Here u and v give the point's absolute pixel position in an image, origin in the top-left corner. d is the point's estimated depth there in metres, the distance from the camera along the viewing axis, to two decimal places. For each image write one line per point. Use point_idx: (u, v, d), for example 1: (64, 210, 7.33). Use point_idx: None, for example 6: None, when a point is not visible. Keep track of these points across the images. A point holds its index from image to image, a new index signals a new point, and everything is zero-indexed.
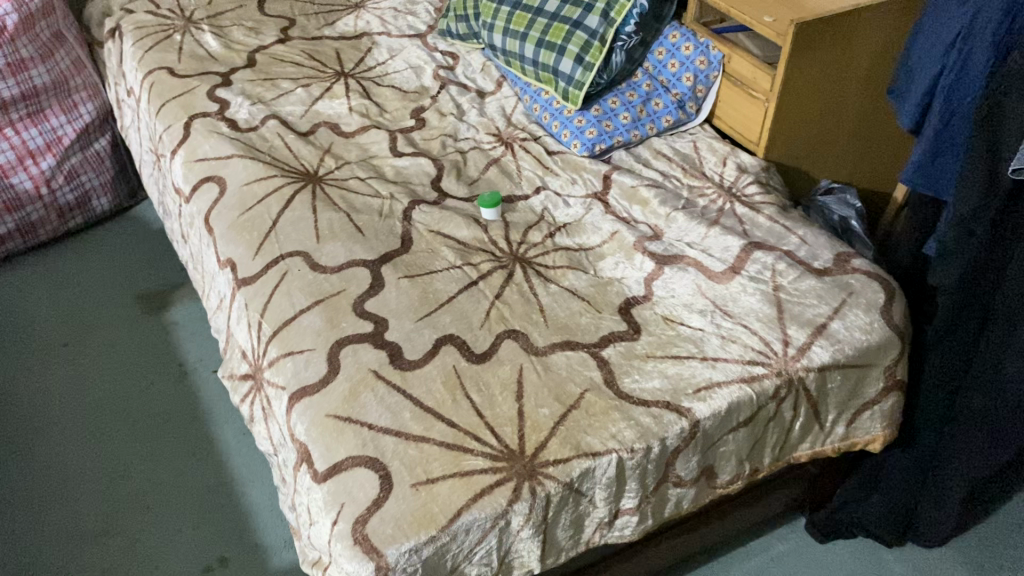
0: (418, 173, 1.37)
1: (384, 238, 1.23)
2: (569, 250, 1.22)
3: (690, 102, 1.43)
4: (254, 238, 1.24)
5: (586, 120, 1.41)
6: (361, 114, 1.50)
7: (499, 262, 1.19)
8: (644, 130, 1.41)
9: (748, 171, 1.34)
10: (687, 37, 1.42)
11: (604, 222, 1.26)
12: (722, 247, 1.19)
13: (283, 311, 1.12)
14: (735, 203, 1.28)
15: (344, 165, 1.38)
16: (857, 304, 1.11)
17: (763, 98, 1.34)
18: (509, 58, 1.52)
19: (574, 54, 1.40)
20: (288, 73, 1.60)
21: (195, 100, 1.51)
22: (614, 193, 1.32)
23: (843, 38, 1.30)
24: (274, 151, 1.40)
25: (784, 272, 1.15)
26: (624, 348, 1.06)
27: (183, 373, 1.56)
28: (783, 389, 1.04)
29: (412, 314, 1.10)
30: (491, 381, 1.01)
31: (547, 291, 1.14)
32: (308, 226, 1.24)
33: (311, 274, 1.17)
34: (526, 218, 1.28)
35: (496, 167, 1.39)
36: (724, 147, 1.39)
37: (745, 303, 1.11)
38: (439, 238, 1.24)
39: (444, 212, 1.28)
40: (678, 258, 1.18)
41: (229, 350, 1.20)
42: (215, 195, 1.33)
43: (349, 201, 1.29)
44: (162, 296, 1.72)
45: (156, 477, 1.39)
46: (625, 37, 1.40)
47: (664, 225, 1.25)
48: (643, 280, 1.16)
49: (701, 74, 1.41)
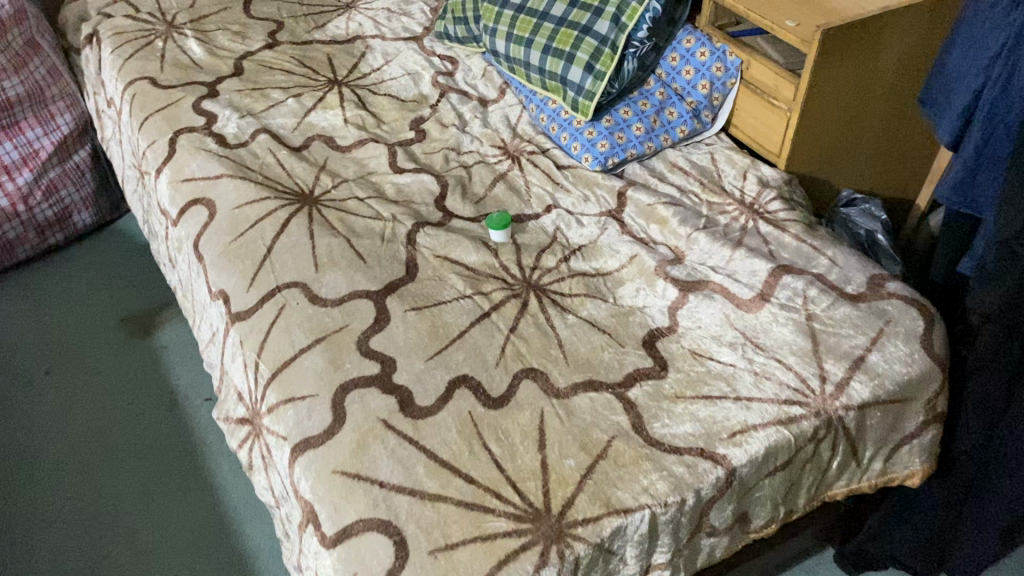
0: (421, 191, 1.29)
1: (388, 265, 1.15)
2: (585, 276, 1.14)
3: (706, 111, 1.35)
4: (247, 267, 1.15)
5: (597, 132, 1.33)
6: (357, 126, 1.41)
7: (512, 291, 1.12)
8: (659, 142, 1.33)
9: (770, 185, 1.27)
10: (703, 42, 1.34)
11: (621, 243, 1.18)
12: (749, 271, 1.12)
13: (282, 350, 1.04)
14: (758, 220, 1.21)
15: (341, 183, 1.29)
16: (895, 333, 1.04)
17: (784, 108, 1.26)
18: (512, 64, 1.44)
19: (584, 62, 1.32)
20: (277, 82, 1.51)
21: (180, 113, 1.42)
22: (630, 211, 1.24)
23: (871, 44, 1.22)
24: (266, 169, 1.31)
25: (817, 298, 1.08)
26: (651, 387, 0.98)
27: (173, 402, 1.48)
28: (821, 430, 0.97)
29: (421, 352, 1.02)
30: (510, 429, 0.93)
31: (565, 322, 1.07)
32: (306, 254, 1.16)
33: (311, 307, 1.08)
34: (538, 240, 1.20)
35: (503, 183, 1.31)
36: (744, 158, 1.31)
37: (777, 334, 1.04)
38: (446, 264, 1.16)
39: (450, 235, 1.20)
40: (703, 284, 1.11)
41: (224, 390, 1.12)
42: (204, 219, 1.25)
43: (348, 224, 1.21)
44: (149, 318, 1.63)
45: (148, 516, 1.31)
46: (637, 44, 1.32)
47: (685, 246, 1.18)
48: (666, 309, 1.09)
49: (718, 81, 1.33)
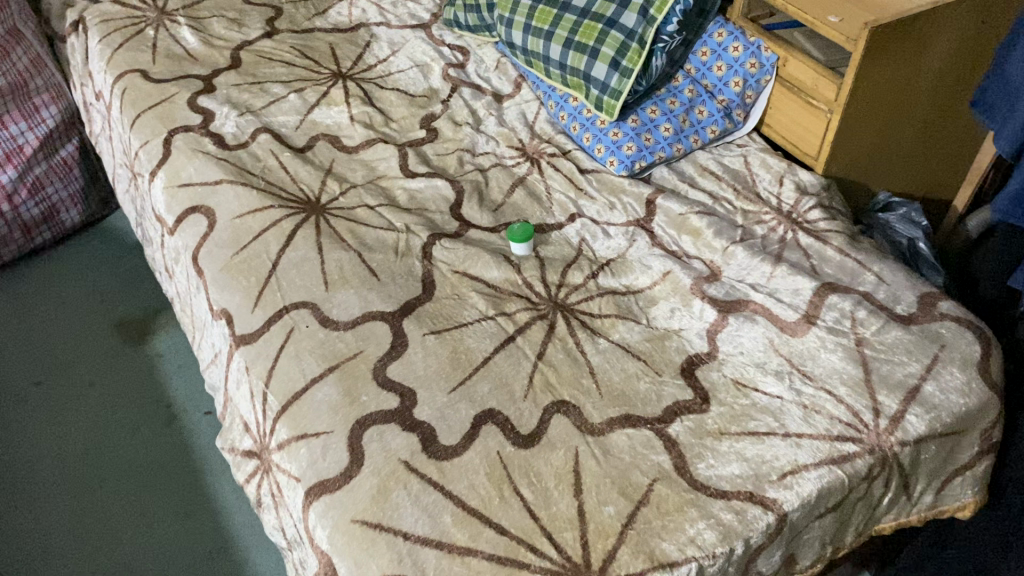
0: (435, 198, 1.21)
1: (403, 283, 1.07)
2: (614, 294, 1.07)
3: (738, 109, 1.27)
4: (252, 285, 1.07)
5: (623, 133, 1.24)
6: (364, 124, 1.33)
7: (537, 311, 1.04)
8: (688, 143, 1.25)
9: (808, 192, 1.19)
10: (735, 36, 1.26)
11: (652, 258, 1.11)
12: (792, 290, 1.05)
13: (291, 379, 0.97)
14: (797, 231, 1.13)
15: (349, 189, 1.21)
16: (950, 360, 0.97)
17: (824, 109, 1.18)
18: (530, 57, 1.34)
19: (609, 58, 1.23)
20: (277, 75, 1.41)
21: (175, 111, 1.33)
22: (659, 220, 1.16)
23: (921, 41, 1.14)
24: (269, 173, 1.23)
25: (866, 320, 1.00)
26: (693, 423, 0.91)
27: (172, 418, 1.40)
28: (875, 468, 0.90)
29: (443, 383, 0.95)
30: (543, 471, 0.86)
31: (596, 347, 0.99)
32: (314, 270, 1.08)
33: (322, 331, 1.01)
34: (562, 254, 1.13)
35: (523, 188, 1.23)
36: (779, 162, 1.23)
37: (825, 361, 0.97)
38: (466, 281, 1.08)
39: (469, 248, 1.12)
40: (742, 305, 1.04)
41: (228, 418, 1.05)
42: (203, 230, 1.16)
43: (359, 236, 1.13)
44: (143, 324, 1.55)
45: (147, 542, 1.23)
46: (666, 38, 1.23)
47: (721, 260, 1.10)
48: (705, 332, 1.01)
49: (751, 79, 1.25)
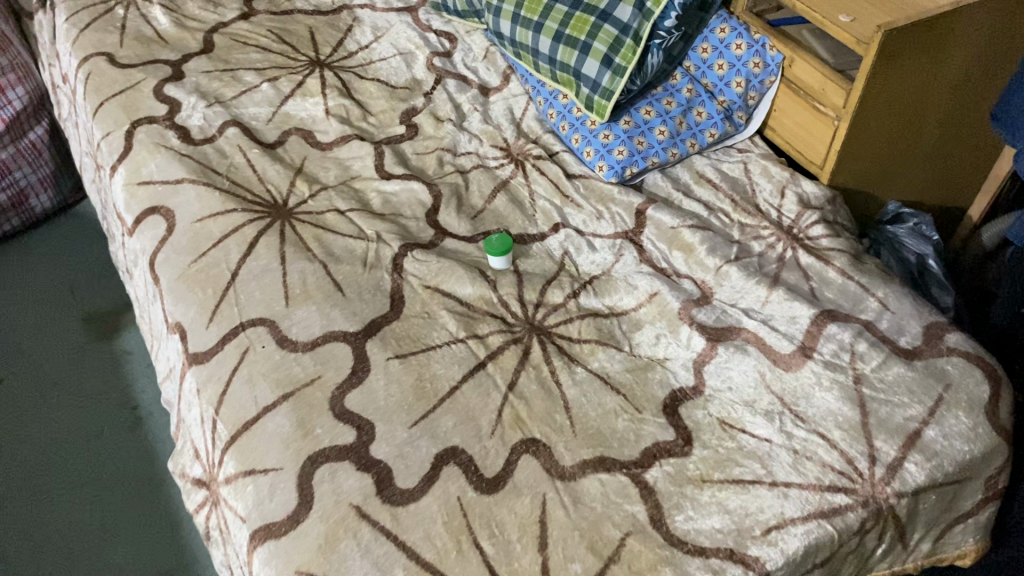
0: (410, 202, 1.13)
1: (370, 299, 1.00)
2: (596, 316, 0.99)
3: (739, 111, 1.18)
4: (208, 297, 1.00)
5: (614, 136, 1.16)
6: (340, 119, 1.24)
7: (511, 334, 0.97)
8: (684, 148, 1.16)
9: (811, 205, 1.11)
10: (739, 33, 1.16)
11: (639, 276, 1.03)
12: (788, 317, 0.97)
13: (243, 407, 0.90)
14: (798, 249, 1.05)
15: (319, 191, 1.13)
16: (955, 402, 0.89)
17: (832, 115, 1.09)
18: (518, 49, 1.25)
19: (601, 54, 1.14)
20: (251, 61, 1.33)
21: (140, 100, 1.25)
22: (649, 232, 1.08)
23: (941, 44, 1.04)
24: (234, 172, 1.15)
25: (866, 355, 0.93)
26: (673, 468, 0.84)
27: (137, 421, 1.34)
28: (868, 522, 0.82)
29: (404, 417, 0.87)
30: (507, 520, 0.79)
31: (572, 378, 0.92)
32: (275, 283, 1.00)
33: (278, 352, 0.94)
34: (542, 269, 1.05)
35: (505, 193, 1.15)
36: (782, 170, 1.15)
37: (820, 401, 0.89)
38: (437, 297, 1.01)
39: (443, 261, 1.04)
40: (733, 333, 0.96)
41: (181, 439, 0.98)
42: (161, 233, 1.09)
43: (325, 245, 1.05)
44: (112, 320, 1.49)
45: (104, 557, 1.18)
46: (663, 34, 1.14)
47: (713, 281, 1.02)
48: (691, 363, 0.93)
49: (754, 79, 1.16)
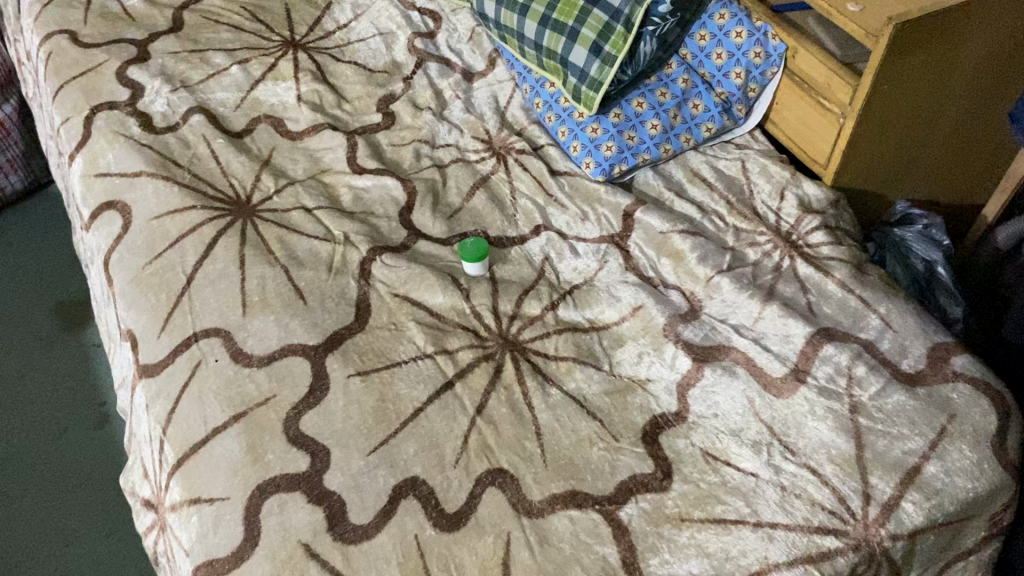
0: (383, 199, 1.06)
1: (334, 308, 0.93)
2: (574, 330, 0.92)
3: (738, 104, 1.10)
4: (161, 304, 0.94)
5: (602, 130, 1.08)
6: (312, 106, 1.17)
7: (483, 350, 0.90)
8: (678, 143, 1.08)
9: (812, 209, 1.03)
10: (739, 20, 1.07)
11: (623, 287, 0.95)
12: (781, 336, 0.90)
13: (191, 428, 0.84)
14: (795, 258, 0.98)
15: (285, 187, 1.06)
16: (960, 435, 0.82)
17: (837, 112, 1.01)
18: (503, 32, 1.16)
19: (589, 41, 1.05)
20: (221, 41, 1.25)
21: (101, 83, 1.18)
22: (636, 237, 1.01)
23: (956, 36, 0.96)
24: (196, 164, 1.08)
25: (864, 380, 0.86)
26: (650, 505, 0.78)
27: (104, 419, 1.29)
28: (861, 567, 0.75)
29: (362, 443, 0.81)
30: (466, 562, 0.73)
31: (545, 401, 0.85)
32: (231, 290, 0.94)
33: (231, 367, 0.87)
34: (519, 277, 0.98)
35: (484, 191, 1.07)
36: (782, 170, 1.07)
37: (812, 432, 0.82)
38: (406, 307, 0.94)
39: (413, 267, 0.97)
40: (721, 352, 0.89)
41: (132, 454, 0.92)
42: (116, 231, 1.02)
43: (289, 247, 0.99)
44: (81, 309, 1.42)
45: (63, 565, 1.12)
46: (657, 20, 1.05)
47: (703, 293, 0.95)
48: (675, 387, 0.87)
49: (755, 70, 1.08)
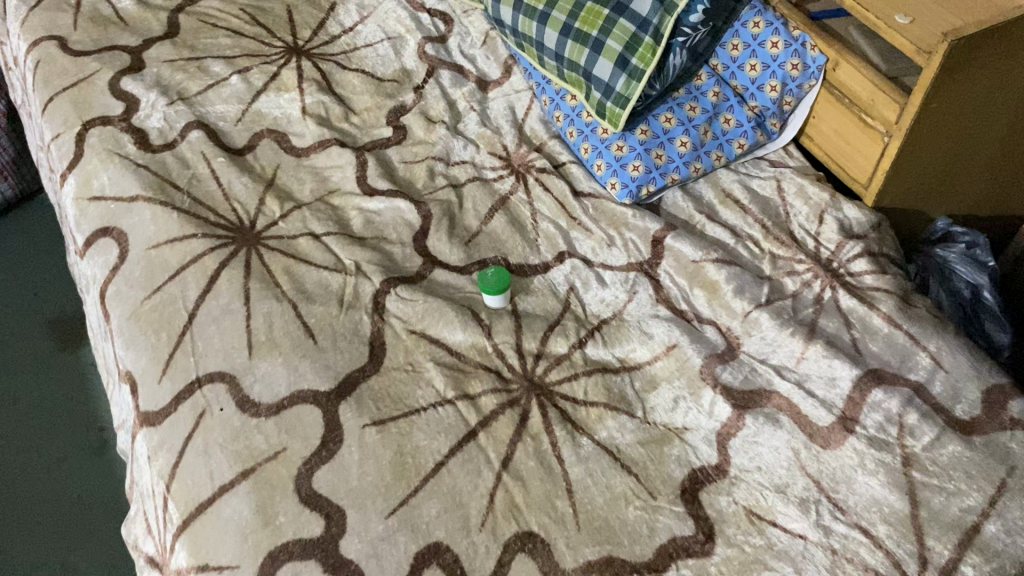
0: (396, 223, 1.00)
1: (346, 348, 0.87)
2: (605, 371, 0.86)
3: (773, 118, 1.03)
4: (162, 344, 0.88)
5: (628, 147, 1.01)
6: (318, 119, 1.10)
7: (507, 395, 0.84)
8: (709, 161, 1.02)
9: (852, 234, 0.97)
10: (775, 28, 1.00)
11: (654, 322, 0.89)
12: (826, 378, 0.84)
13: (196, 485, 0.78)
14: (838, 289, 0.92)
15: (292, 211, 1.00)
16: (1021, 490, 0.76)
17: (882, 130, 0.94)
18: (520, 40, 1.09)
19: (615, 54, 0.98)
20: (220, 48, 1.18)
21: (93, 95, 1.11)
22: (667, 265, 0.95)
23: (1013, 49, 0.88)
24: (196, 186, 1.01)
25: (916, 429, 0.80)
26: (692, 572, 0.72)
27: (103, 444, 1.22)
28: None
29: (381, 503, 0.76)
30: None
31: (576, 453, 0.80)
32: (236, 329, 0.88)
33: (238, 417, 0.81)
34: (543, 310, 0.92)
35: (503, 213, 1.01)
36: (820, 191, 1.00)
37: (863, 488, 0.77)
38: (423, 345, 0.88)
39: (430, 300, 0.91)
40: (762, 397, 0.83)
41: (134, 504, 0.86)
42: (112, 260, 0.96)
43: (296, 279, 0.93)
44: (78, 325, 1.36)
45: None
46: (687, 31, 0.98)
47: (740, 330, 0.89)
48: (714, 437, 0.81)
49: (791, 83, 1.01)
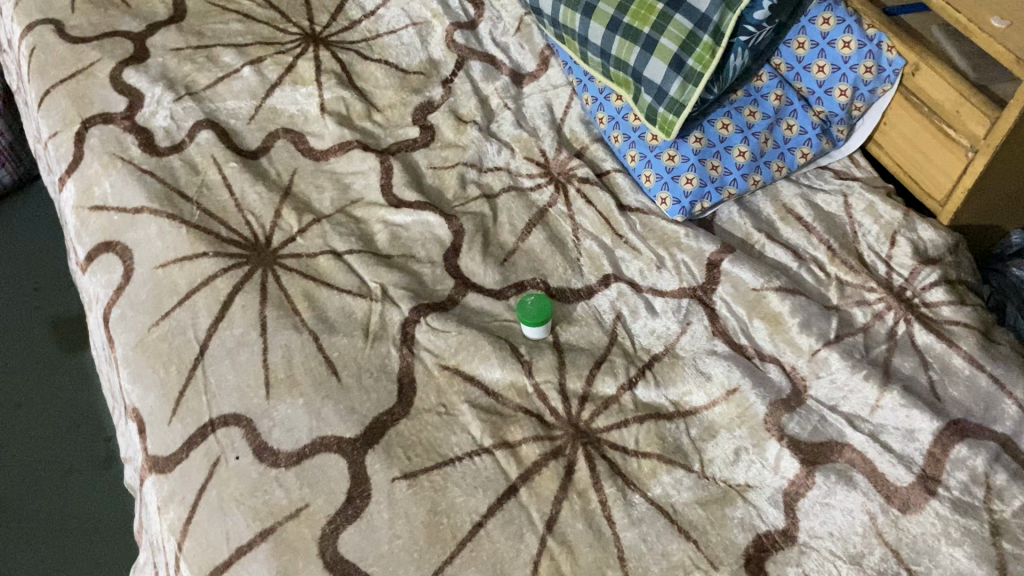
0: (425, 238, 0.91)
1: (373, 386, 0.80)
2: (657, 417, 0.78)
3: (840, 125, 0.94)
4: (171, 379, 0.80)
5: (681, 157, 0.93)
6: (338, 118, 1.01)
7: (550, 444, 0.76)
8: (769, 173, 0.93)
9: (927, 258, 0.88)
10: (847, 26, 0.91)
11: (712, 361, 0.81)
12: (904, 430, 0.76)
13: (210, 546, 0.71)
14: (913, 323, 0.83)
15: (311, 224, 0.91)
16: None
17: (966, 145, 0.84)
18: (560, 32, 0.99)
19: (670, 54, 0.88)
20: (230, 34, 1.09)
21: (93, 88, 1.01)
22: (724, 292, 0.86)
23: None
24: (207, 195, 0.93)
25: (1007, 491, 0.72)
26: None
27: (111, 458, 1.14)
28: None
29: (414, 572, 0.69)
30: None
31: (628, 514, 0.72)
32: (252, 364, 0.80)
33: (255, 469, 0.74)
34: (588, 342, 0.84)
35: (542, 228, 0.92)
36: (892, 208, 0.91)
37: (947, 560, 0.69)
38: (457, 383, 0.80)
39: (464, 331, 0.83)
40: (832, 450, 0.75)
41: (143, 551, 0.79)
42: (116, 280, 0.88)
43: (317, 305, 0.84)
44: (82, 325, 1.28)
45: None
46: (751, 29, 0.88)
47: (807, 369, 0.81)
48: (780, 497, 0.73)
49: (863, 88, 0.91)
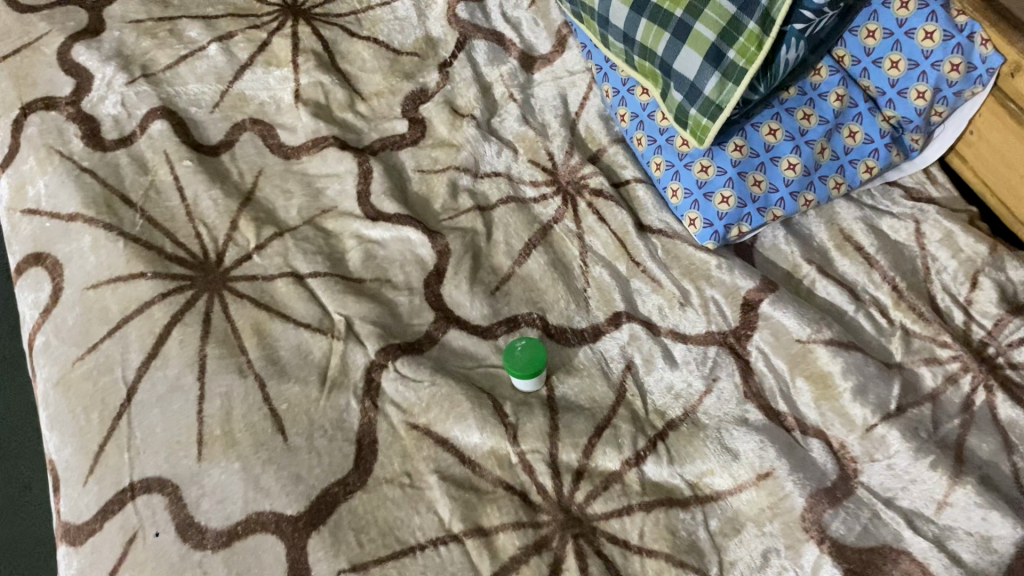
0: (404, 258, 0.77)
1: (326, 448, 0.66)
2: (669, 504, 0.63)
3: (914, 133, 0.77)
4: (91, 431, 0.66)
5: (715, 169, 0.76)
6: (315, 108, 0.88)
7: (534, 534, 0.62)
8: (824, 191, 0.76)
9: (1016, 304, 0.71)
10: (931, 12, 0.73)
11: (740, 433, 0.66)
12: (979, 538, 0.60)
13: None
14: (995, 391, 0.67)
15: (273, 240, 0.77)
16: None
17: None
18: (577, 9, 0.82)
19: (706, 44, 0.71)
20: (199, 5, 0.95)
21: (38, 67, 0.87)
22: (760, 340, 0.71)
23: None
24: (154, 200, 0.79)
25: None
26: None
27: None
28: None
29: None
30: None
31: None
32: (185, 414, 0.66)
33: (177, 551, 0.60)
34: (589, 399, 0.70)
35: (544, 249, 0.78)
36: (975, 241, 0.74)
37: None
38: (427, 446, 0.66)
39: (439, 383, 0.69)
40: (886, 560, 0.60)
41: None
42: (43, 300, 0.74)
43: (268, 343, 0.71)
44: None
45: None
46: (810, 16, 0.71)
47: (860, 449, 0.65)
48: None
49: (947, 89, 0.74)
